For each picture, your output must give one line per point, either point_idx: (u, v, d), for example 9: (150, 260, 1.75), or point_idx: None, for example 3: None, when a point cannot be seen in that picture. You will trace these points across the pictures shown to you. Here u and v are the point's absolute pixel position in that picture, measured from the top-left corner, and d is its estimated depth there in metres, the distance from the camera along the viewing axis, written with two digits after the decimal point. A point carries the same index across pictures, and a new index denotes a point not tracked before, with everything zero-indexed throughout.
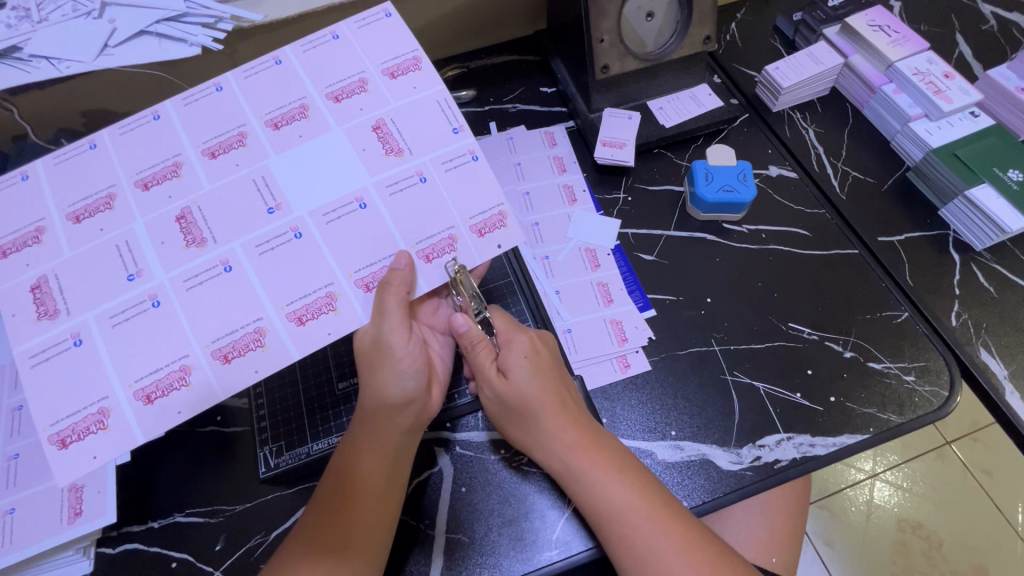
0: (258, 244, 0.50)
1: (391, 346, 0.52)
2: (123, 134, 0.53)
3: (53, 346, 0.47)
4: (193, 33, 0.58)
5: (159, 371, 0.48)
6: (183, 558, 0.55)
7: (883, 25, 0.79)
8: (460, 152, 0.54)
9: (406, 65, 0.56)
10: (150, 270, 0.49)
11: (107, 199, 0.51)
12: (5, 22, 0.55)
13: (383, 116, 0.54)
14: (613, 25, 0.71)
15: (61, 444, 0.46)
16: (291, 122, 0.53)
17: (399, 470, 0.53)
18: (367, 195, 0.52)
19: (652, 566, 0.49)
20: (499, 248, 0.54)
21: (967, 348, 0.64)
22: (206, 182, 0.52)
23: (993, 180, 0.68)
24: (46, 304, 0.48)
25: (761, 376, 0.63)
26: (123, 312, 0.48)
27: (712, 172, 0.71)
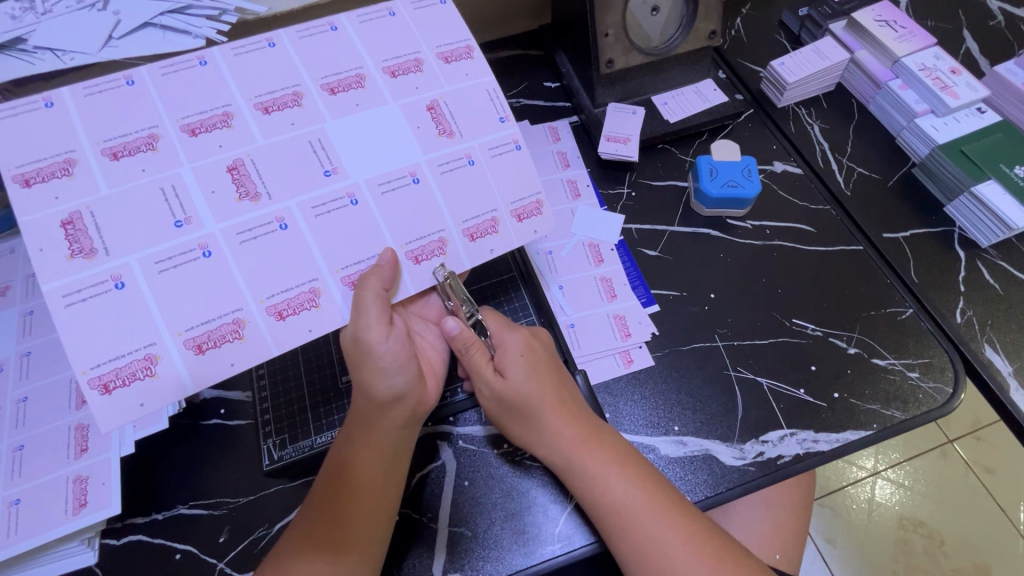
0: (314, 206, 0.49)
1: (371, 340, 0.50)
2: (164, 75, 0.49)
3: (90, 287, 0.44)
4: (198, 25, 0.56)
5: (211, 323, 0.46)
6: (187, 550, 0.55)
7: (890, 20, 0.79)
8: (506, 140, 0.56)
9: (458, 52, 0.57)
10: (200, 217, 0.46)
11: (149, 140, 0.47)
12: (8, 13, 0.52)
13: (436, 98, 0.55)
14: (618, 19, 0.70)
15: (104, 389, 0.43)
16: (347, 91, 0.52)
17: (398, 462, 0.53)
18: (420, 171, 0.53)
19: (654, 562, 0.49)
20: (536, 235, 0.56)
21: (972, 345, 0.63)
22: (260, 137, 0.49)
23: (1000, 177, 0.68)
24: (81, 242, 0.44)
25: (765, 371, 0.63)
26: (171, 258, 0.45)
27: (716, 167, 0.71)
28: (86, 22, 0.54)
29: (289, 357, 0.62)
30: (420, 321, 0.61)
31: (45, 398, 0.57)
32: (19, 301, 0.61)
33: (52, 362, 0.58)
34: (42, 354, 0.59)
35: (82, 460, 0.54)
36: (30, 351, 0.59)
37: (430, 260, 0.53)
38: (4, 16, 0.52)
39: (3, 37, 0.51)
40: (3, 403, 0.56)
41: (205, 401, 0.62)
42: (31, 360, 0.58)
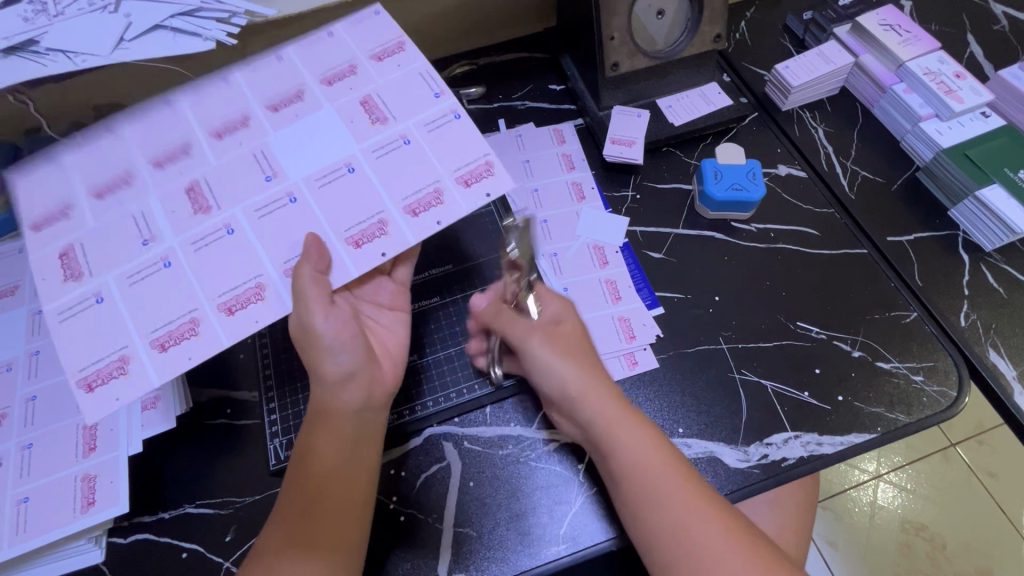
0: (257, 209, 0.51)
1: (311, 322, 0.50)
2: (141, 123, 0.53)
3: (75, 304, 0.49)
4: (207, 27, 0.56)
5: (171, 323, 0.48)
6: (193, 549, 0.56)
7: (894, 25, 0.79)
8: (442, 114, 0.55)
9: (391, 48, 0.57)
10: (161, 234, 0.50)
11: (126, 177, 0.51)
12: (21, 16, 0.53)
13: (369, 93, 0.55)
14: (624, 22, 0.70)
15: (87, 387, 0.47)
16: (288, 106, 0.54)
17: (363, 448, 0.53)
18: (356, 160, 0.53)
19: (686, 536, 0.48)
20: (487, 197, 0.53)
21: (976, 348, 0.64)
22: (213, 159, 0.52)
23: (1004, 181, 0.68)
24: (72, 267, 0.49)
25: (769, 375, 0.63)
26: (139, 272, 0.49)
27: (721, 171, 0.71)
28: (96, 24, 0.54)
29: (294, 355, 0.63)
30: (372, 307, 0.62)
31: (53, 398, 0.57)
32: (28, 300, 0.62)
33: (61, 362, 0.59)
34: (50, 353, 0.59)
35: (90, 459, 0.54)
36: (38, 351, 0.59)
37: (372, 242, 0.52)
38: (17, 19, 0.53)
39: (16, 39, 0.52)
40: (12, 402, 0.57)
41: (211, 401, 0.62)
42: (39, 360, 0.59)
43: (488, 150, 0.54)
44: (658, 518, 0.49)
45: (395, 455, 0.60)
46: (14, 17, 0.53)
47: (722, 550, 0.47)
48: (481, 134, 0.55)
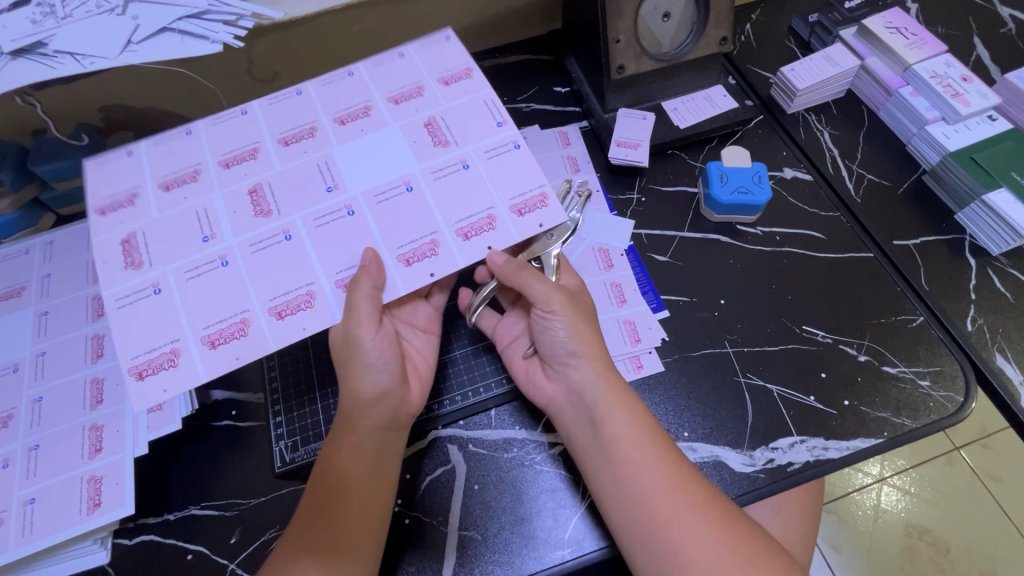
0: (316, 218, 0.53)
1: (358, 337, 0.52)
2: (214, 124, 0.56)
3: (134, 293, 0.50)
4: (215, 30, 0.56)
5: (223, 321, 0.50)
6: (198, 551, 0.56)
7: (901, 28, 0.79)
8: (503, 142, 0.55)
9: (458, 74, 0.58)
10: (222, 233, 0.52)
11: (193, 173, 0.54)
12: (29, 18, 0.53)
13: (434, 115, 0.56)
14: (630, 26, 0.70)
15: (138, 375, 0.48)
16: (355, 120, 0.56)
17: (385, 464, 0.53)
18: (414, 179, 0.54)
19: (661, 501, 0.49)
20: (539, 227, 0.53)
21: (983, 354, 0.63)
22: (278, 165, 0.54)
23: (1011, 184, 0.68)
24: (133, 256, 0.51)
25: (775, 379, 0.63)
26: (197, 268, 0.51)
27: (726, 173, 0.71)
28: (104, 26, 0.54)
29: (299, 356, 0.63)
30: (407, 328, 0.63)
31: (60, 398, 0.57)
32: (35, 301, 0.62)
33: (67, 363, 0.59)
34: (57, 355, 0.59)
35: (96, 461, 0.55)
36: (45, 352, 0.59)
37: (421, 262, 0.52)
38: (25, 21, 0.53)
39: (25, 41, 0.52)
40: (18, 403, 0.57)
41: (216, 402, 0.63)
42: (45, 361, 0.59)
43: (545, 182, 0.54)
44: (634, 488, 0.50)
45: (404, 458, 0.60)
46: (23, 20, 0.53)
47: (686, 526, 0.48)
48: (539, 166, 0.55)
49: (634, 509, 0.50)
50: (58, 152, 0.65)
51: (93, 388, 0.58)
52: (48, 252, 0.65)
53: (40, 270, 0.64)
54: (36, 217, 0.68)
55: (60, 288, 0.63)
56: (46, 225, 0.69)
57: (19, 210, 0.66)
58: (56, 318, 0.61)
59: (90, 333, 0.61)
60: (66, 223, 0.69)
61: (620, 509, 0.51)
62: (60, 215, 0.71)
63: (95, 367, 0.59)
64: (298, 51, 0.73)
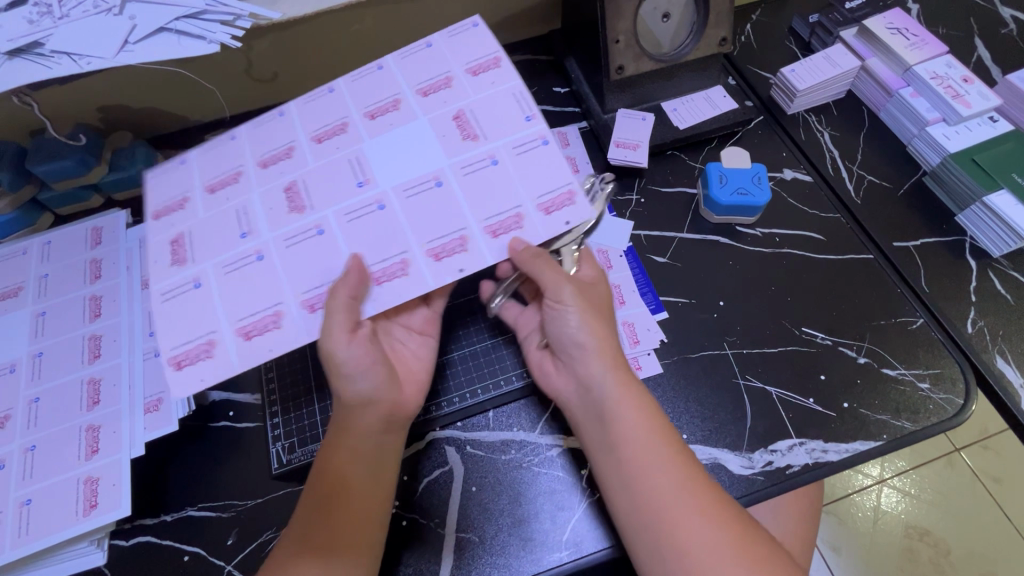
0: (347, 212, 0.52)
1: (333, 351, 0.50)
2: (255, 128, 0.57)
3: (177, 288, 0.51)
4: (212, 30, 0.56)
5: (257, 313, 0.50)
6: (195, 553, 0.56)
7: (902, 29, 0.79)
8: (530, 136, 0.53)
9: (486, 64, 0.56)
10: (259, 229, 0.52)
11: (235, 175, 0.55)
12: (26, 18, 0.53)
13: (462, 107, 0.55)
14: (629, 26, 0.70)
15: (176, 365, 0.49)
16: (385, 114, 0.55)
17: (382, 466, 0.53)
18: (444, 175, 0.53)
19: (668, 502, 0.49)
20: (567, 226, 0.52)
21: (983, 356, 0.63)
22: (311, 162, 0.54)
23: (1011, 186, 0.67)
24: (179, 253, 0.52)
25: (774, 381, 0.62)
26: (235, 263, 0.51)
27: (726, 174, 0.71)
28: (102, 27, 0.54)
29: (297, 357, 0.63)
30: (402, 330, 0.61)
31: (57, 399, 0.57)
32: (32, 301, 0.62)
33: (65, 363, 0.59)
34: (54, 355, 0.59)
35: (92, 462, 0.54)
36: (42, 352, 0.59)
37: (450, 258, 0.51)
38: (22, 21, 0.53)
39: (22, 41, 0.52)
40: (15, 403, 0.57)
41: (213, 403, 0.62)
42: (43, 361, 0.59)
43: (572, 179, 0.52)
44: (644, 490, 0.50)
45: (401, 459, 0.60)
46: (20, 20, 0.53)
47: (691, 527, 0.47)
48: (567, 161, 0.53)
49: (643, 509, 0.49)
50: (56, 152, 0.65)
51: (91, 389, 0.58)
52: (45, 252, 0.65)
53: (38, 270, 0.64)
54: (34, 218, 0.68)
55: (58, 288, 0.63)
56: (45, 225, 0.69)
57: (17, 211, 0.66)
58: (53, 319, 0.61)
59: (88, 334, 0.61)
60: (65, 223, 0.69)
61: (629, 510, 0.50)
62: (58, 215, 0.71)
63: (92, 367, 0.59)
64: (297, 51, 0.73)
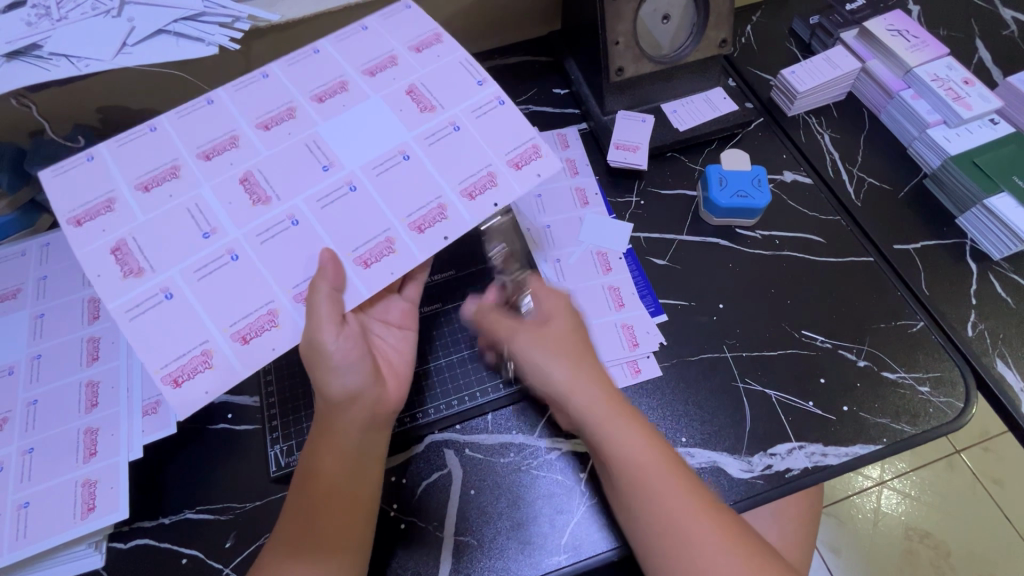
0: (319, 198, 0.51)
1: (319, 341, 0.48)
2: (180, 118, 0.53)
3: (144, 300, 0.47)
4: (211, 32, 0.56)
5: (249, 315, 0.48)
6: (193, 556, 0.55)
7: (903, 30, 0.79)
8: (487, 99, 0.55)
9: (428, 40, 0.58)
10: (223, 226, 0.50)
11: (173, 170, 0.51)
12: (25, 20, 0.53)
13: (414, 82, 0.56)
14: (629, 27, 0.70)
15: (174, 383, 0.46)
16: (333, 96, 0.55)
17: (367, 464, 0.52)
18: (410, 147, 0.53)
19: (665, 528, 0.48)
20: (538, 177, 0.53)
21: (984, 359, 0.63)
22: (264, 150, 0.53)
23: (1012, 189, 0.67)
24: (129, 263, 0.48)
25: (774, 384, 0.62)
26: (206, 265, 0.49)
27: (726, 176, 0.71)
28: (100, 29, 0.54)
29: (295, 358, 0.63)
30: (380, 324, 0.60)
31: (55, 401, 0.57)
32: (30, 303, 0.62)
33: (64, 365, 0.59)
34: (52, 357, 0.59)
35: (90, 464, 0.54)
36: (40, 354, 0.59)
37: (433, 227, 0.51)
38: (20, 23, 0.53)
39: (20, 43, 0.52)
40: (13, 405, 0.57)
41: (212, 405, 0.62)
42: (41, 363, 0.59)
43: (534, 133, 0.54)
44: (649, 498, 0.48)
45: (399, 462, 0.60)
46: (18, 22, 0.53)
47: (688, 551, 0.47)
48: (525, 118, 0.55)
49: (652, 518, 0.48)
50: (55, 153, 0.65)
51: (89, 392, 0.58)
52: (44, 254, 0.65)
53: (36, 272, 0.64)
54: (33, 219, 0.68)
55: (57, 290, 0.63)
56: (44, 226, 0.69)
57: (16, 213, 0.66)
58: (52, 321, 0.61)
59: (86, 336, 0.60)
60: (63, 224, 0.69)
61: (629, 528, 0.50)
62: None
63: (91, 370, 0.59)
64: None
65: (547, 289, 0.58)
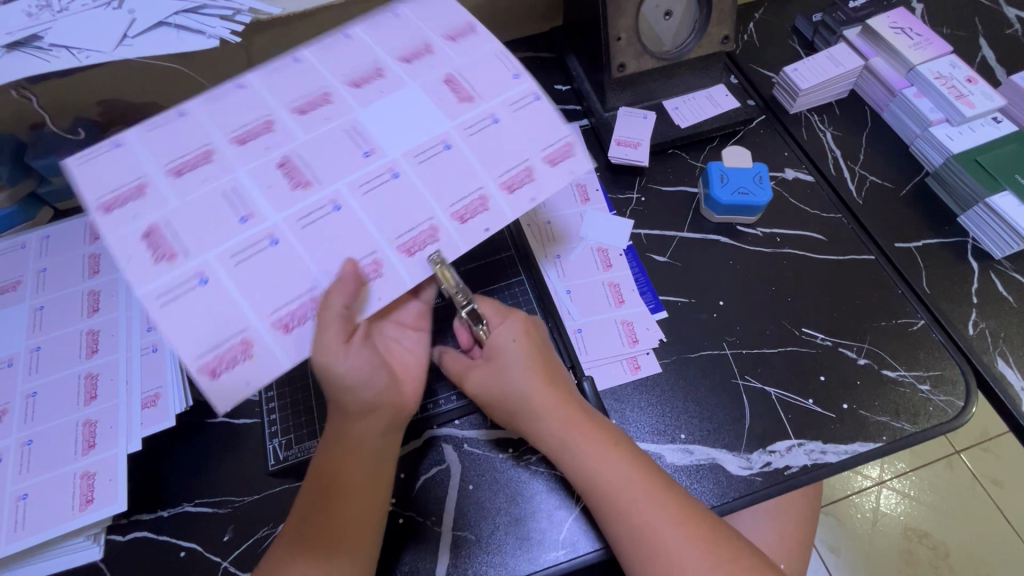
0: (360, 183, 0.50)
1: (329, 361, 0.47)
2: (208, 103, 0.51)
3: (176, 287, 0.45)
4: (211, 25, 0.56)
5: (294, 301, 0.47)
6: (191, 548, 0.55)
7: (905, 28, 0.78)
8: (524, 93, 0.55)
9: (463, 30, 0.57)
10: (261, 211, 0.47)
11: (205, 154, 0.49)
12: (25, 11, 0.53)
13: (451, 71, 0.54)
14: (631, 23, 0.70)
15: (212, 373, 0.44)
16: (370, 81, 0.53)
17: (383, 466, 0.53)
18: (451, 137, 0.52)
19: (645, 537, 0.48)
20: (574, 173, 0.53)
21: (985, 358, 0.63)
22: (301, 134, 0.51)
23: (1015, 187, 0.67)
24: (162, 248, 0.45)
25: (773, 382, 0.62)
26: (244, 250, 0.46)
27: (727, 173, 0.71)
28: (102, 22, 0.54)
29: None
30: (395, 327, 0.59)
31: (54, 394, 0.57)
32: (29, 296, 0.62)
33: (62, 358, 0.59)
34: (52, 350, 0.59)
35: (89, 457, 0.54)
36: (39, 347, 0.59)
37: (476, 218, 0.51)
38: (20, 14, 0.53)
39: (20, 34, 0.52)
40: (12, 398, 0.57)
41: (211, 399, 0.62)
42: (40, 355, 0.59)
43: (569, 131, 0.54)
44: (609, 497, 0.50)
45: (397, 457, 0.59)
46: (18, 13, 0.53)
47: (671, 557, 0.48)
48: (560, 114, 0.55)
49: (614, 516, 0.50)
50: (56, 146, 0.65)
51: (88, 384, 0.58)
52: (43, 247, 0.65)
53: (35, 265, 0.64)
54: (33, 212, 0.68)
55: (56, 284, 0.63)
56: (43, 219, 0.69)
57: (16, 205, 0.66)
58: (51, 313, 0.61)
59: (85, 328, 0.60)
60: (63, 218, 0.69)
61: (615, 534, 0.50)
62: (57, 209, 0.71)
63: (90, 362, 0.59)
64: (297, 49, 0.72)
65: (507, 327, 0.56)
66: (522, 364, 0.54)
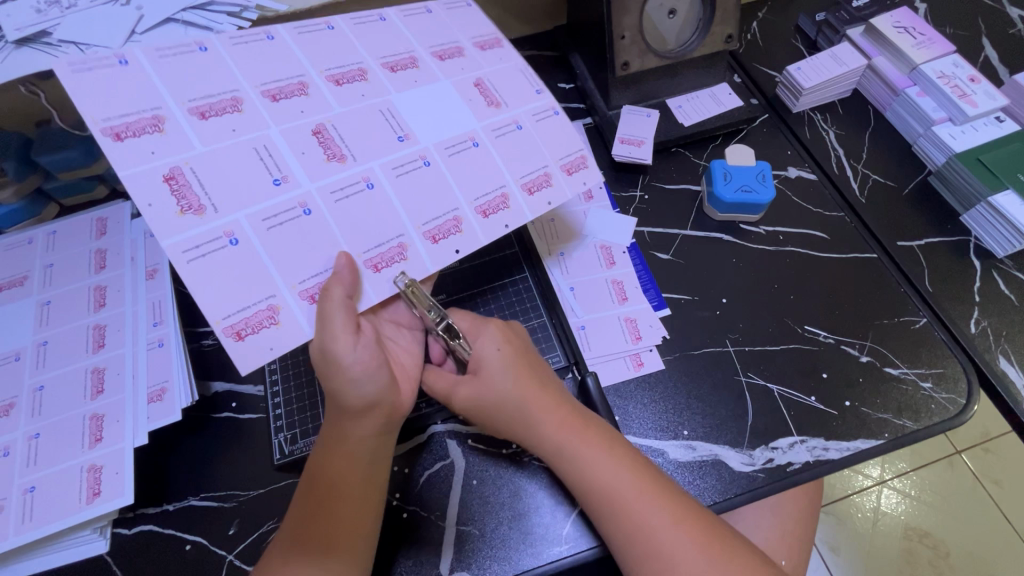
0: (394, 167, 0.51)
1: (335, 352, 0.47)
2: (234, 44, 0.50)
3: (206, 242, 0.44)
4: (218, 21, 0.56)
5: (321, 275, 0.47)
6: (196, 542, 0.56)
7: (909, 27, 0.78)
8: (546, 107, 0.58)
9: (490, 41, 0.60)
10: (296, 176, 0.48)
11: (233, 102, 0.48)
12: (34, 7, 0.53)
13: (481, 76, 0.57)
14: (635, 21, 0.70)
15: (237, 335, 0.44)
16: (405, 70, 0.55)
17: (377, 467, 0.52)
18: (479, 135, 0.54)
19: (642, 538, 0.49)
20: (586, 186, 0.57)
21: (986, 356, 0.63)
22: (336, 106, 0.51)
23: (1017, 186, 0.67)
24: (189, 198, 0.44)
25: (776, 379, 0.62)
26: (277, 216, 0.46)
27: (730, 172, 0.71)
28: (110, 18, 0.54)
29: (299, 351, 0.63)
30: (391, 325, 0.57)
31: (60, 388, 0.57)
32: (37, 291, 0.62)
33: (69, 352, 0.59)
34: (59, 344, 0.60)
35: (96, 450, 0.55)
36: (46, 341, 0.60)
37: (496, 215, 0.53)
38: (29, 11, 0.53)
39: (29, 30, 0.52)
40: (19, 391, 0.57)
41: (216, 394, 0.63)
42: (47, 349, 0.59)
43: (584, 145, 0.57)
44: (608, 499, 0.50)
45: (402, 452, 0.60)
46: (27, 10, 0.53)
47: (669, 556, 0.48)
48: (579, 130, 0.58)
49: (614, 517, 0.50)
50: (62, 141, 0.66)
51: (95, 377, 0.58)
52: (50, 242, 0.65)
53: (42, 260, 0.64)
54: (39, 208, 0.68)
55: (63, 279, 0.63)
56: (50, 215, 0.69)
57: (23, 201, 0.66)
58: (58, 308, 0.62)
59: (92, 323, 0.61)
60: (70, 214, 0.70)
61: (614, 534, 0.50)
62: (63, 205, 0.71)
63: (97, 356, 0.59)
64: None
65: (489, 336, 0.55)
66: (514, 364, 0.54)
